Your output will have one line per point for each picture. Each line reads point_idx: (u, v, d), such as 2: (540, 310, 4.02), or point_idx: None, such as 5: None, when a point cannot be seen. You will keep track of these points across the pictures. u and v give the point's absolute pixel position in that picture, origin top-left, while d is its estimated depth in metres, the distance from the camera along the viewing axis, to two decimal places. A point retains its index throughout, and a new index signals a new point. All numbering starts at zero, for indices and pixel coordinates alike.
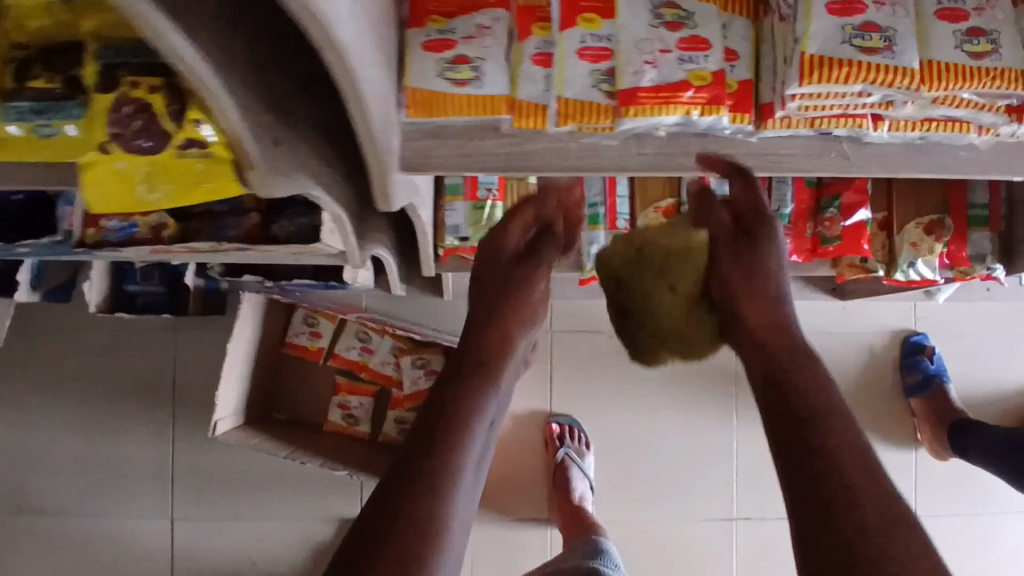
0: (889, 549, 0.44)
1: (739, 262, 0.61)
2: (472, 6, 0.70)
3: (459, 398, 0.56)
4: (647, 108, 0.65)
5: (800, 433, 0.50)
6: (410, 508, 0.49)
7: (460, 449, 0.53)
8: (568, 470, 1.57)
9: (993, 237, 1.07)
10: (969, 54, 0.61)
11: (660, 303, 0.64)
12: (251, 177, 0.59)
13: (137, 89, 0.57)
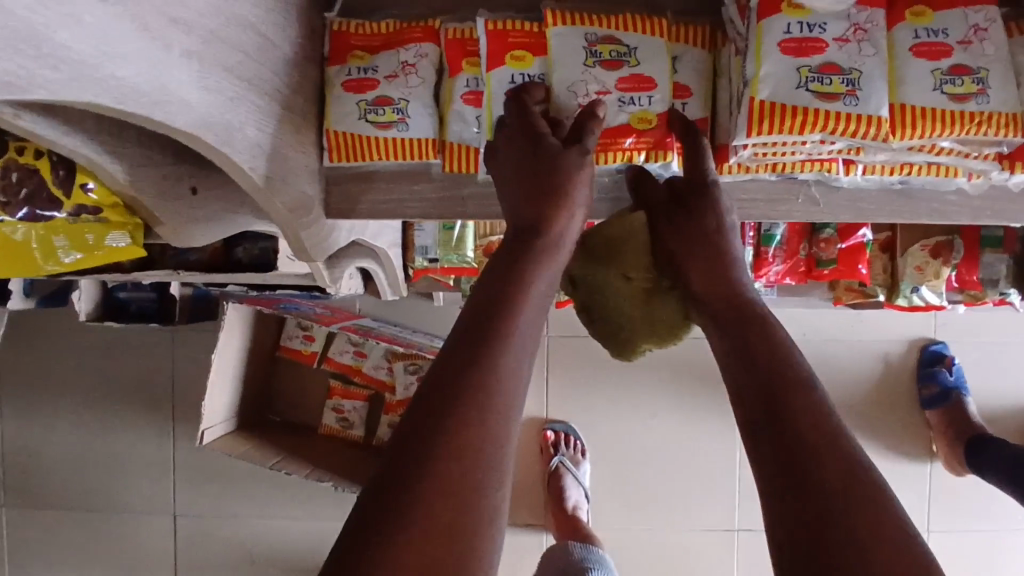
0: (857, 513, 0.41)
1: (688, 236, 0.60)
2: (396, 40, 0.64)
3: (485, 342, 0.46)
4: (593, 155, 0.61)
5: (767, 399, 0.47)
6: (434, 481, 0.41)
7: (487, 404, 0.43)
8: (562, 478, 1.53)
9: (1009, 259, 0.97)
10: (950, 96, 0.53)
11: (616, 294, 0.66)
12: (164, 231, 0.59)
13: (23, 153, 0.54)
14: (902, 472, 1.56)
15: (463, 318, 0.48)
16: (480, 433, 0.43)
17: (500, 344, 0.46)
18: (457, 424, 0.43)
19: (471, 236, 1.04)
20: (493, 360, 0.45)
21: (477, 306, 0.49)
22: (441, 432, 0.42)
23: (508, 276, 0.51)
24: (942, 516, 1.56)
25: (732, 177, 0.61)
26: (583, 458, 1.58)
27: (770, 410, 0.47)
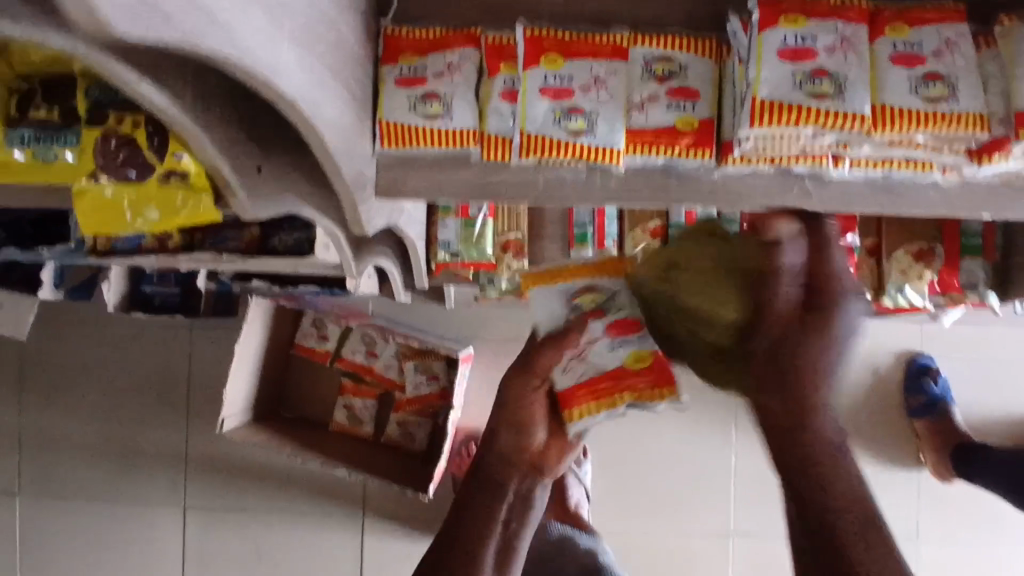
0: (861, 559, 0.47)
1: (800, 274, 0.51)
2: (442, 44, 0.73)
3: (476, 500, 0.60)
4: (583, 409, 0.63)
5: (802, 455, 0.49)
6: None
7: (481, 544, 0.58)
8: (566, 476, 1.58)
9: (987, 266, 1.06)
10: (925, 99, 0.62)
11: (687, 312, 0.61)
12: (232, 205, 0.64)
13: (123, 124, 0.62)
14: (891, 479, 1.63)
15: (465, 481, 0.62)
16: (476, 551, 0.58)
17: (490, 487, 0.60)
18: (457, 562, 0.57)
19: (491, 233, 1.12)
20: (485, 499, 0.60)
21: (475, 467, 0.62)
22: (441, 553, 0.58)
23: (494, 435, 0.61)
24: (930, 522, 1.62)
25: (736, 169, 0.70)
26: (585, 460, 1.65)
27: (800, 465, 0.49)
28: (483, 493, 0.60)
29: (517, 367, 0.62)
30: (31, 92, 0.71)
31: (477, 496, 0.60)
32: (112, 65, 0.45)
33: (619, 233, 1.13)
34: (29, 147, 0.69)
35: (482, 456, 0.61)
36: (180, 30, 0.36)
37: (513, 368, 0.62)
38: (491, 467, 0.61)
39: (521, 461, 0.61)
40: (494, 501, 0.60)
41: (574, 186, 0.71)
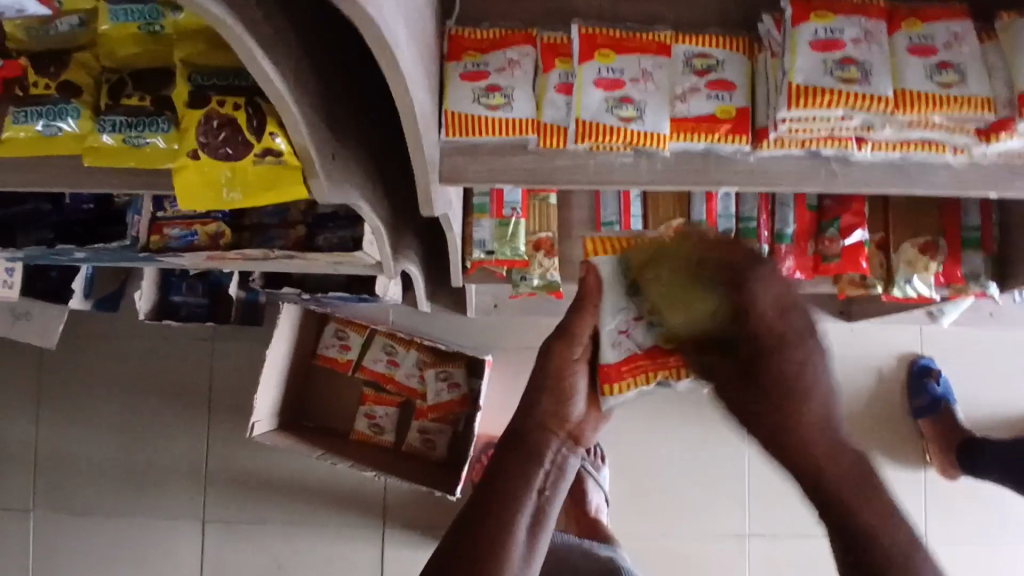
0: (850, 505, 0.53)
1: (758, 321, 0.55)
2: (502, 43, 0.81)
3: (506, 471, 0.62)
4: (621, 384, 0.65)
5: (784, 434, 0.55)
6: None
7: (513, 512, 0.59)
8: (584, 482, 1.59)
9: (986, 258, 1.15)
10: (939, 84, 0.70)
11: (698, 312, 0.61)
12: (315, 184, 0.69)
13: (225, 106, 0.68)
14: (899, 479, 1.68)
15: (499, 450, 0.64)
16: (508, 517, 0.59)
17: (527, 451, 0.63)
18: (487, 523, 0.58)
19: (523, 233, 1.18)
20: (522, 463, 0.62)
21: (508, 440, 0.64)
22: (476, 527, 0.59)
23: (530, 405, 0.65)
24: (940, 520, 1.67)
25: (770, 152, 0.77)
26: (602, 465, 1.66)
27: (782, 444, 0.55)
28: (522, 455, 0.62)
29: (558, 335, 0.66)
30: (122, 83, 0.76)
31: (509, 468, 0.62)
32: (241, 33, 0.52)
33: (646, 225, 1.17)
34: (119, 132, 0.73)
35: (520, 423, 0.64)
36: None
37: (554, 339, 0.66)
38: (527, 439, 0.63)
39: (555, 432, 0.64)
40: (532, 466, 0.62)
41: (623, 170, 0.78)
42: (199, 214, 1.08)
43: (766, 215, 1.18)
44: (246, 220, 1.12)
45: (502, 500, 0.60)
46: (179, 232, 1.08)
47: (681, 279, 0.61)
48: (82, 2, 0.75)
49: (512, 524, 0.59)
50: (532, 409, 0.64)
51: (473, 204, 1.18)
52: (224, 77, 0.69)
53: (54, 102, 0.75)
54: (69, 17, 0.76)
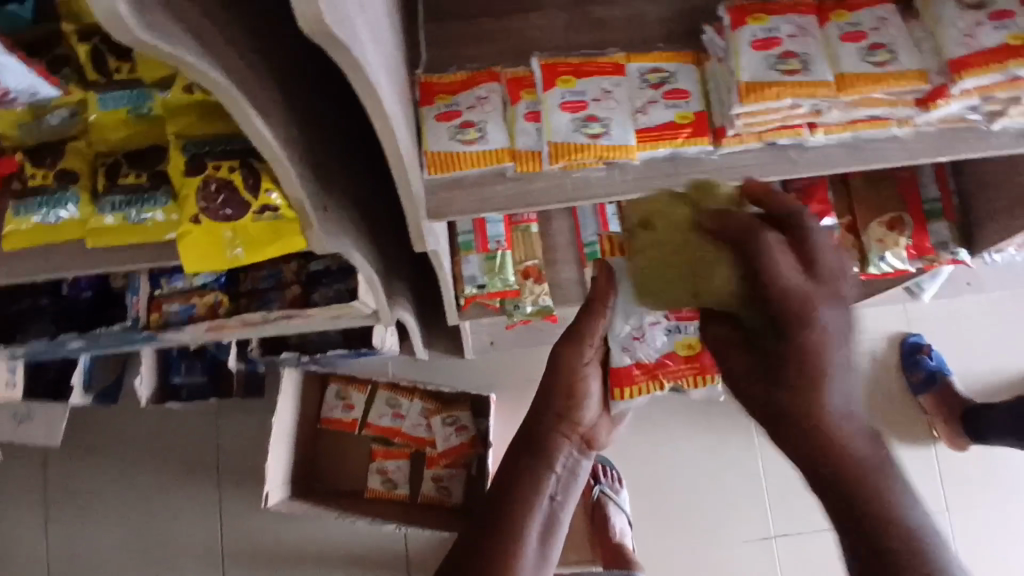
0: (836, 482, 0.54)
1: (773, 296, 0.55)
2: (470, 83, 0.87)
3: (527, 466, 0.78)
4: (631, 387, 0.83)
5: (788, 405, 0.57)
6: (492, 545, 0.70)
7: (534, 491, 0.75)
8: (605, 507, 1.56)
9: (951, 225, 1.22)
10: (873, 63, 0.77)
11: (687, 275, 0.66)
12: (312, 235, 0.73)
13: (221, 170, 0.72)
14: (911, 459, 1.70)
15: (515, 437, 0.82)
16: (524, 517, 0.73)
17: (542, 455, 0.79)
18: (513, 504, 0.74)
19: (511, 264, 1.22)
20: (537, 464, 0.78)
21: (527, 434, 0.81)
22: (491, 534, 0.71)
23: (545, 406, 0.81)
24: (958, 492, 1.69)
25: (732, 148, 0.83)
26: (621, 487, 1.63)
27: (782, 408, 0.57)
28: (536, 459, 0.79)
29: (569, 337, 0.81)
30: (117, 164, 0.81)
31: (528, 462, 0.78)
32: (240, 96, 0.56)
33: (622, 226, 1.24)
34: (121, 210, 0.78)
35: (535, 428, 0.81)
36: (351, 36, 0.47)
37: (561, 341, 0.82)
38: (545, 429, 0.80)
39: (569, 431, 0.81)
40: (545, 471, 0.78)
41: (599, 182, 0.84)
42: (196, 287, 1.12)
43: None
44: (243, 286, 1.14)
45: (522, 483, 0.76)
46: (178, 306, 1.11)
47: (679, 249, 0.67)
48: (74, 96, 0.79)
49: (527, 523, 0.72)
50: (548, 408, 0.81)
51: (460, 243, 1.22)
52: (216, 144, 0.74)
53: (53, 190, 0.79)
54: (60, 110, 0.80)
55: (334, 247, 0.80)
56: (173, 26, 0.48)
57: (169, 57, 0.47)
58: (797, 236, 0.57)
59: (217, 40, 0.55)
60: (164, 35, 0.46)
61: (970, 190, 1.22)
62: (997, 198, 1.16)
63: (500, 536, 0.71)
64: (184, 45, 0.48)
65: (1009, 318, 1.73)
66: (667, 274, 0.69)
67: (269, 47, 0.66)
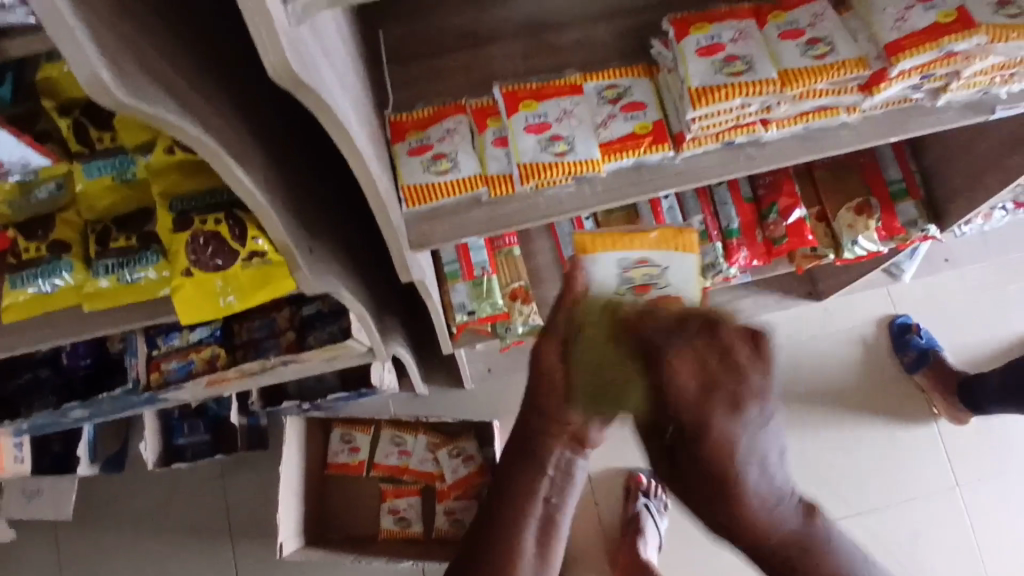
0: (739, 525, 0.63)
1: (678, 410, 0.58)
2: (437, 117, 0.90)
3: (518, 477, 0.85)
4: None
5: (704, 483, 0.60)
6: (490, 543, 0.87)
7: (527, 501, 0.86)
8: (642, 522, 1.60)
9: (917, 204, 1.26)
10: (813, 57, 0.82)
11: (607, 368, 0.68)
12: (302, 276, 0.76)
13: (207, 223, 0.75)
14: (915, 438, 1.71)
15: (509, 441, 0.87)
16: (520, 520, 0.86)
17: (535, 463, 0.84)
18: (510, 515, 0.87)
19: (498, 286, 1.25)
20: (531, 470, 0.85)
21: (518, 436, 0.86)
22: (493, 530, 0.87)
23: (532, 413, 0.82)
24: (966, 465, 1.70)
25: (692, 150, 0.87)
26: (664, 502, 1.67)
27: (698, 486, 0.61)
28: (528, 466, 0.85)
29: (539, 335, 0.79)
30: (106, 229, 0.84)
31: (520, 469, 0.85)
32: (219, 150, 0.59)
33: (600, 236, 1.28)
34: (114, 272, 0.81)
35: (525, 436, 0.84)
36: (314, 78, 0.50)
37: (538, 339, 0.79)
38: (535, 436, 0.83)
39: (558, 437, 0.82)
40: (539, 473, 0.85)
41: (570, 197, 0.88)
42: (193, 343, 1.13)
43: (711, 216, 1.28)
44: (239, 338, 1.16)
45: (515, 490, 0.86)
46: (176, 364, 1.13)
47: (601, 358, 0.69)
48: (60, 169, 0.82)
49: (524, 520, 0.86)
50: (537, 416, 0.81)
51: (445, 273, 1.25)
52: (200, 199, 0.77)
53: (47, 261, 0.81)
54: (48, 183, 0.83)
55: (324, 286, 0.83)
56: (153, 88, 0.51)
57: (150, 117, 0.50)
58: (702, 333, 0.58)
59: (194, 98, 0.58)
60: (143, 97, 0.49)
61: (930, 168, 1.27)
62: (957, 173, 1.21)
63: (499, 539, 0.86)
64: (163, 106, 0.51)
65: (991, 288, 1.77)
66: (604, 378, 0.70)
67: (243, 101, 0.69)
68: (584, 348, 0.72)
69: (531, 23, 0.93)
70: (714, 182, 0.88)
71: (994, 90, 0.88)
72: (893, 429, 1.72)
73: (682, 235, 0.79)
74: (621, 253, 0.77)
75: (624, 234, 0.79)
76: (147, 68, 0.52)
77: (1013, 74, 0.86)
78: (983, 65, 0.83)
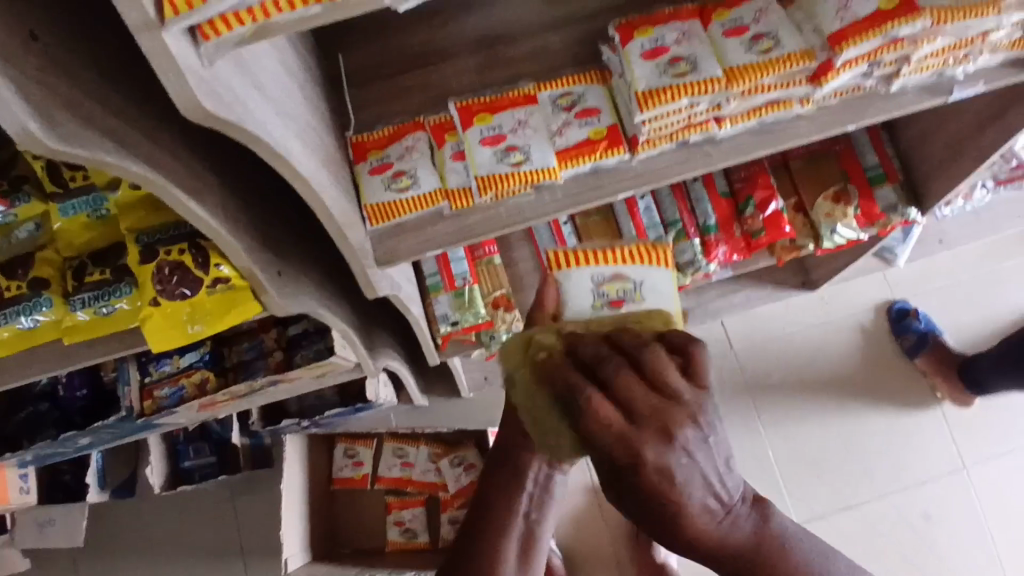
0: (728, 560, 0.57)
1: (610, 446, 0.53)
2: (397, 135, 0.92)
3: (497, 487, 0.80)
4: None
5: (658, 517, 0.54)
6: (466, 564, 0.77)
7: (508, 514, 0.79)
8: None
9: (895, 188, 1.25)
10: (758, 52, 0.82)
11: (535, 414, 0.65)
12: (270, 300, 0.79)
13: (172, 253, 0.78)
14: (920, 423, 1.69)
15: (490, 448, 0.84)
16: (500, 537, 0.78)
17: (512, 475, 0.79)
18: (491, 532, 0.78)
19: (480, 296, 1.27)
20: (511, 484, 0.79)
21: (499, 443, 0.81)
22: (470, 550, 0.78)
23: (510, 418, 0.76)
24: (974, 448, 1.68)
25: (647, 152, 0.88)
26: None
27: (652, 519, 0.55)
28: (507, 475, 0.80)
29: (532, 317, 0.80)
30: (83, 265, 0.87)
31: (498, 479, 0.80)
32: (169, 185, 0.62)
33: (578, 238, 1.30)
34: (89, 306, 0.84)
35: (507, 444, 0.80)
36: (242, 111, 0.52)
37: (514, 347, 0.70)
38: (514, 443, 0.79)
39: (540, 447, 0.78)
40: (518, 488, 0.79)
41: (530, 205, 0.89)
42: (183, 368, 1.16)
43: (688, 213, 1.28)
44: (228, 361, 1.19)
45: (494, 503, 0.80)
46: (168, 391, 1.16)
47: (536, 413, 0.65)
48: (37, 209, 0.86)
49: (502, 537, 0.78)
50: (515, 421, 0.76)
51: (428, 286, 1.27)
52: (166, 230, 0.79)
53: (28, 297, 0.84)
54: (27, 224, 0.87)
55: (299, 305, 0.86)
56: (90, 134, 0.54)
57: (89, 160, 0.53)
58: (628, 363, 0.55)
59: (140, 139, 0.60)
60: (78, 142, 0.52)
61: (908, 151, 1.26)
62: (932, 154, 1.20)
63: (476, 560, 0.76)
64: (101, 149, 0.54)
65: (990, 267, 1.74)
66: (544, 429, 0.65)
67: (196, 136, 0.72)
68: (523, 397, 0.66)
69: (485, 37, 0.95)
70: (674, 181, 0.89)
71: (949, 71, 0.87)
72: (895, 415, 1.70)
73: (655, 251, 0.78)
74: (594, 268, 0.76)
75: (600, 251, 0.78)
76: (84, 116, 0.55)
77: (968, 54, 0.85)
78: (932, 48, 0.82)
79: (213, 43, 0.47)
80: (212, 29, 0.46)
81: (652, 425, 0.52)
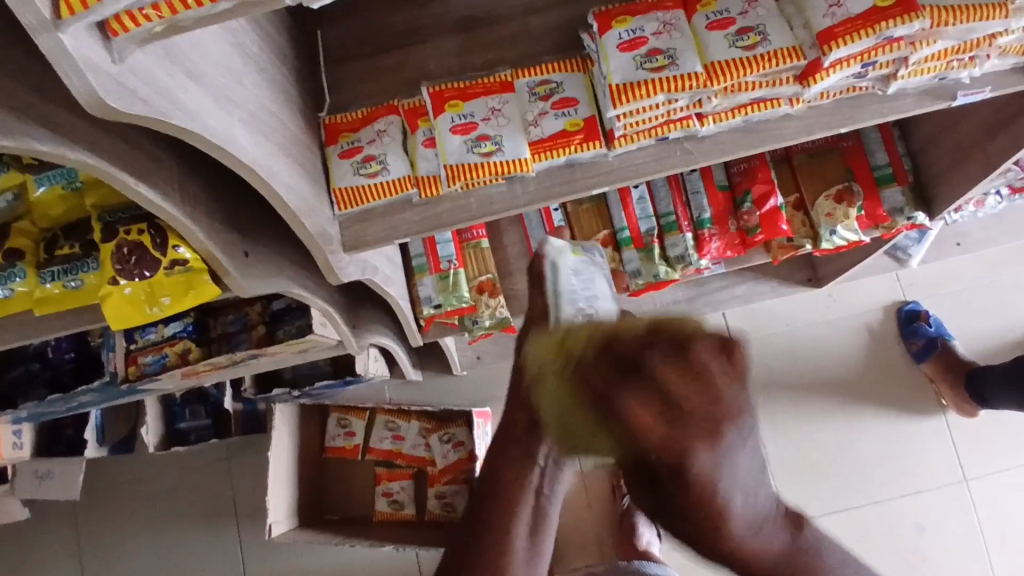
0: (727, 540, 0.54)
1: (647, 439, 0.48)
2: (370, 118, 0.90)
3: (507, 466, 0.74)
4: None
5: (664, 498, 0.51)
6: (482, 537, 0.74)
7: (519, 492, 0.74)
8: (634, 515, 1.58)
9: (904, 190, 1.19)
10: (742, 48, 0.78)
11: (564, 407, 0.59)
12: (233, 281, 0.80)
13: (131, 233, 0.79)
14: (922, 430, 1.64)
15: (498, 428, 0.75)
16: (509, 515, 0.74)
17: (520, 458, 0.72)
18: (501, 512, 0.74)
19: (464, 281, 1.25)
20: (520, 465, 0.73)
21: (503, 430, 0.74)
22: (485, 522, 0.74)
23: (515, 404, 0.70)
24: (975, 457, 1.63)
25: (624, 148, 0.85)
26: None
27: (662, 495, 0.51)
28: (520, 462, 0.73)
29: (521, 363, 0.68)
30: (55, 237, 0.88)
31: (507, 459, 0.73)
32: (114, 170, 0.61)
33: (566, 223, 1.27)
34: (58, 279, 0.85)
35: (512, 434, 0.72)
36: (166, 101, 0.51)
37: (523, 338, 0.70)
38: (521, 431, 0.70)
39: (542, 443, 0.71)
40: (528, 467, 0.73)
41: (500, 197, 0.87)
42: (166, 337, 1.17)
43: (682, 206, 1.22)
44: (212, 333, 1.20)
45: (506, 484, 0.74)
46: (151, 357, 1.16)
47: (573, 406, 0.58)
48: (15, 179, 0.84)
49: (511, 525, 0.74)
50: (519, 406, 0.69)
51: (413, 266, 1.25)
52: (129, 209, 0.81)
53: (4, 267, 0.86)
54: (5, 193, 0.85)
55: (267, 287, 0.86)
56: (19, 122, 0.53)
57: (17, 147, 0.53)
58: (671, 351, 0.48)
59: (82, 124, 0.59)
60: (2, 131, 0.52)
61: (919, 151, 1.19)
62: (943, 157, 1.14)
63: (488, 537, 0.74)
64: (30, 135, 0.54)
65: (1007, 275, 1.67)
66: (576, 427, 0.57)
67: None
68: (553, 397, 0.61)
69: (467, 18, 0.91)
70: (651, 177, 0.85)
71: (953, 75, 0.82)
72: (896, 421, 1.65)
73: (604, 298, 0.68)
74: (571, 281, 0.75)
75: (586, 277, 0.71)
76: (13, 102, 0.54)
77: (973, 57, 0.80)
78: (932, 50, 0.77)
79: (123, 38, 0.47)
80: (121, 24, 0.46)
81: (682, 433, 0.47)
